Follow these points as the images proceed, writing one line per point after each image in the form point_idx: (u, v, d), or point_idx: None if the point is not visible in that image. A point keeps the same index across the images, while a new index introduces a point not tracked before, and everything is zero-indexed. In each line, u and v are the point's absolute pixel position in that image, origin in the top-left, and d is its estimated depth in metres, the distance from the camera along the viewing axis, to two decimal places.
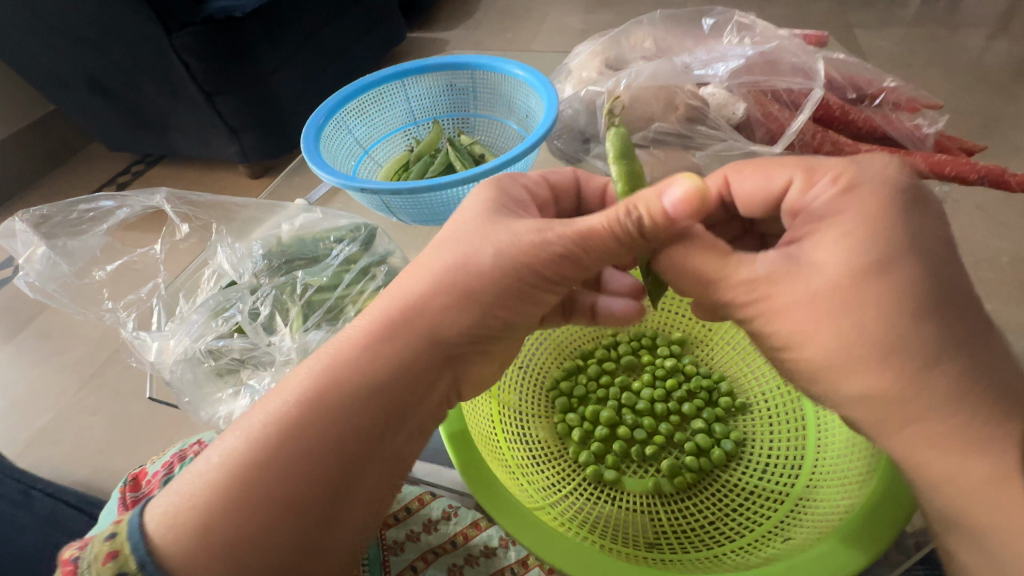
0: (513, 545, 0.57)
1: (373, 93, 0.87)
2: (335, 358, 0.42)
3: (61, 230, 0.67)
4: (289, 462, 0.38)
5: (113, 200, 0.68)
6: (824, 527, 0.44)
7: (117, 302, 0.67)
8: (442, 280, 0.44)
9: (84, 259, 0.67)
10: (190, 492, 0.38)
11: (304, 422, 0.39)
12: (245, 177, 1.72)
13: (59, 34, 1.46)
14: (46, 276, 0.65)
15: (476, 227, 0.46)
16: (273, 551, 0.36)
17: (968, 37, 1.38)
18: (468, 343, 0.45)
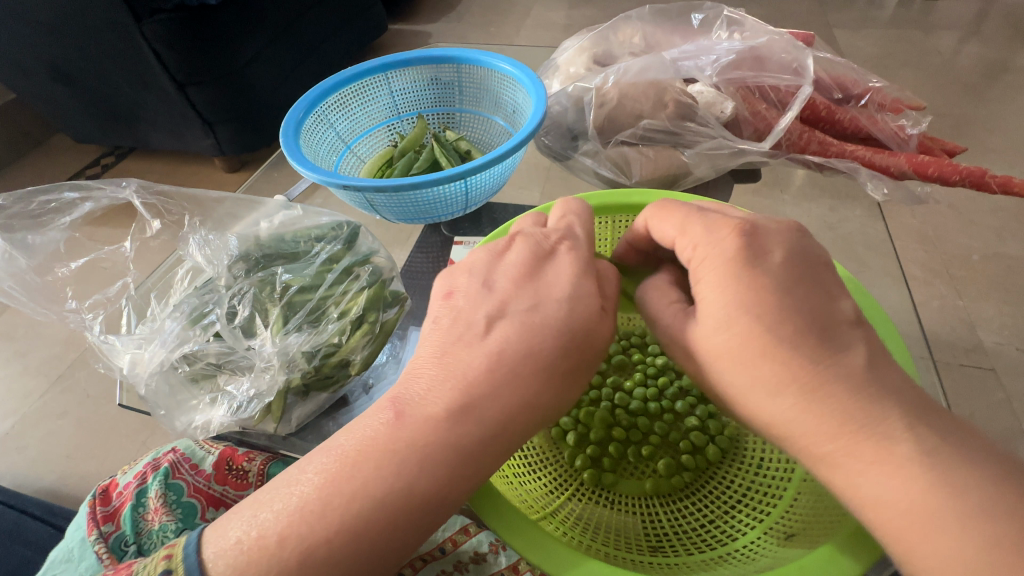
0: (503, 550, 0.56)
1: (355, 86, 0.84)
2: (389, 421, 0.38)
3: (19, 222, 0.63)
4: (340, 519, 0.35)
5: (78, 191, 0.65)
6: (825, 527, 0.43)
7: (83, 303, 0.62)
8: None
9: (44, 253, 0.63)
10: (223, 538, 0.36)
11: (344, 500, 0.35)
12: (221, 171, 1.66)
13: (19, 18, 1.38)
14: (3, 272, 0.60)
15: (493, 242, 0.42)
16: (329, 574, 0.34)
17: (941, 39, 1.41)
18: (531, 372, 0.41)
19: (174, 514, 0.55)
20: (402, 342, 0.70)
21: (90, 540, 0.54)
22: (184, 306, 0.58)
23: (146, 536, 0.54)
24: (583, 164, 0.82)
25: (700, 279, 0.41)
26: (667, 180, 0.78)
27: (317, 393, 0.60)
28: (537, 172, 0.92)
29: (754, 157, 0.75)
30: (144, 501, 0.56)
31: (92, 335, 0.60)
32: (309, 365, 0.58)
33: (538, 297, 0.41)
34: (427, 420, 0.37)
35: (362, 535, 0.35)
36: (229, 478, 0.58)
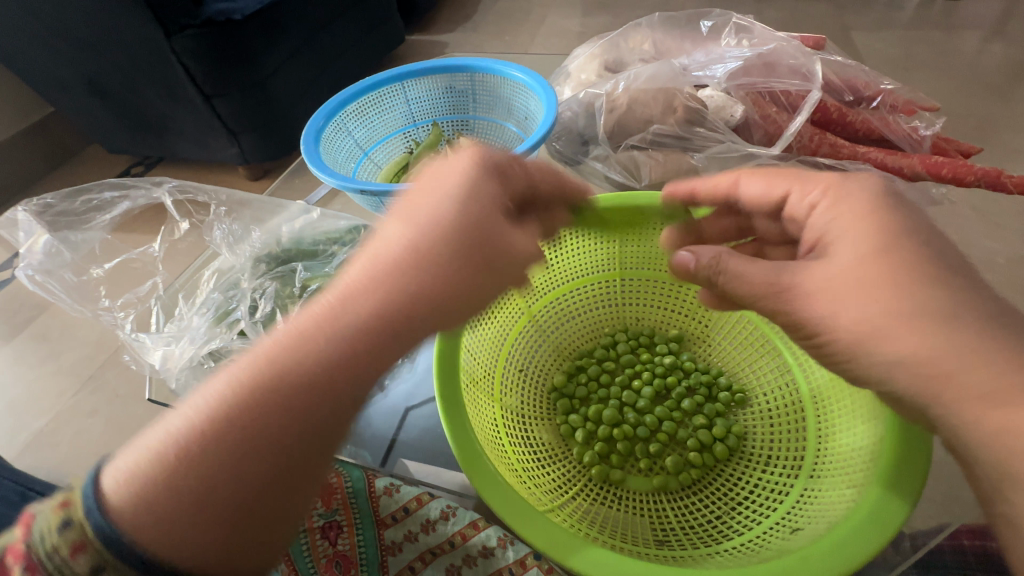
0: (511, 544, 0.57)
1: (373, 95, 0.87)
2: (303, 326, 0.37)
3: (64, 220, 0.66)
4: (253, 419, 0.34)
5: (117, 190, 0.68)
6: (830, 518, 0.44)
7: (114, 301, 0.66)
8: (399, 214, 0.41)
9: (85, 252, 0.66)
10: (125, 457, 0.33)
11: (251, 409, 0.34)
12: (245, 179, 1.73)
13: (59, 37, 1.45)
14: (48, 265, 0.64)
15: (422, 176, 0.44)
16: (233, 478, 0.32)
17: (965, 39, 1.39)
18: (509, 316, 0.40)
19: None
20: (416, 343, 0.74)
21: None
22: (212, 304, 0.62)
23: None
24: (593, 169, 0.83)
25: (837, 225, 0.44)
26: (677, 184, 0.79)
27: None
28: None
29: (764, 161, 0.75)
30: None
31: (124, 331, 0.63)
32: None
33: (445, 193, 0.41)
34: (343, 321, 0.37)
35: (275, 432, 0.34)
36: None
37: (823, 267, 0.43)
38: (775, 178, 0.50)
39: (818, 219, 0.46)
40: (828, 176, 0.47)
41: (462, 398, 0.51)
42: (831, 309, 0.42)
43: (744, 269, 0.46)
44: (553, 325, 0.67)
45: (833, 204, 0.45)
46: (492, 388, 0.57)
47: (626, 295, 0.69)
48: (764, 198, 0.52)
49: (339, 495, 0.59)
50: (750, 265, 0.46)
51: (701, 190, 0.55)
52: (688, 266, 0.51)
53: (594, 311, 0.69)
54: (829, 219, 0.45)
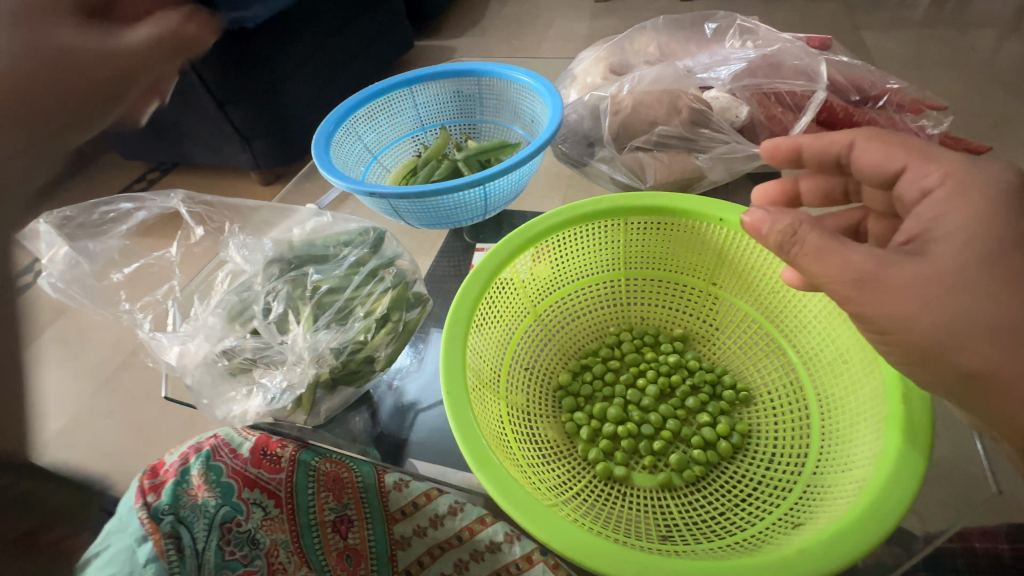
0: (518, 540, 0.57)
1: (382, 100, 0.89)
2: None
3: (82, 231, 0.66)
4: None
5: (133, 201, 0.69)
6: (833, 512, 0.44)
7: (135, 304, 0.68)
8: None
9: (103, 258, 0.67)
10: None
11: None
12: (257, 184, 1.76)
13: None
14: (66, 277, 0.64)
15: None
16: None
17: (978, 37, 1.37)
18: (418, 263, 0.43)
19: (214, 490, 0.56)
20: (424, 343, 0.75)
21: (135, 508, 0.52)
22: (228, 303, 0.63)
23: (187, 512, 0.54)
24: (599, 170, 0.84)
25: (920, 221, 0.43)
26: (682, 185, 0.79)
27: (344, 387, 0.64)
28: (558, 180, 0.95)
29: None
30: (187, 478, 0.56)
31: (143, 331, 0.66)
32: (338, 360, 0.62)
33: None
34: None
35: None
36: (265, 464, 0.59)
37: (920, 263, 0.42)
38: (894, 149, 0.47)
39: (928, 207, 0.44)
40: (953, 160, 0.44)
41: (468, 394, 0.51)
42: (913, 307, 0.41)
43: (825, 254, 0.43)
44: (559, 324, 0.68)
45: (951, 194, 0.43)
46: (497, 386, 0.58)
47: (631, 294, 0.70)
48: (877, 170, 0.48)
49: (350, 489, 0.62)
50: (835, 251, 0.43)
51: (809, 147, 0.52)
52: (762, 233, 0.46)
53: (598, 310, 0.70)
54: (942, 210, 0.43)
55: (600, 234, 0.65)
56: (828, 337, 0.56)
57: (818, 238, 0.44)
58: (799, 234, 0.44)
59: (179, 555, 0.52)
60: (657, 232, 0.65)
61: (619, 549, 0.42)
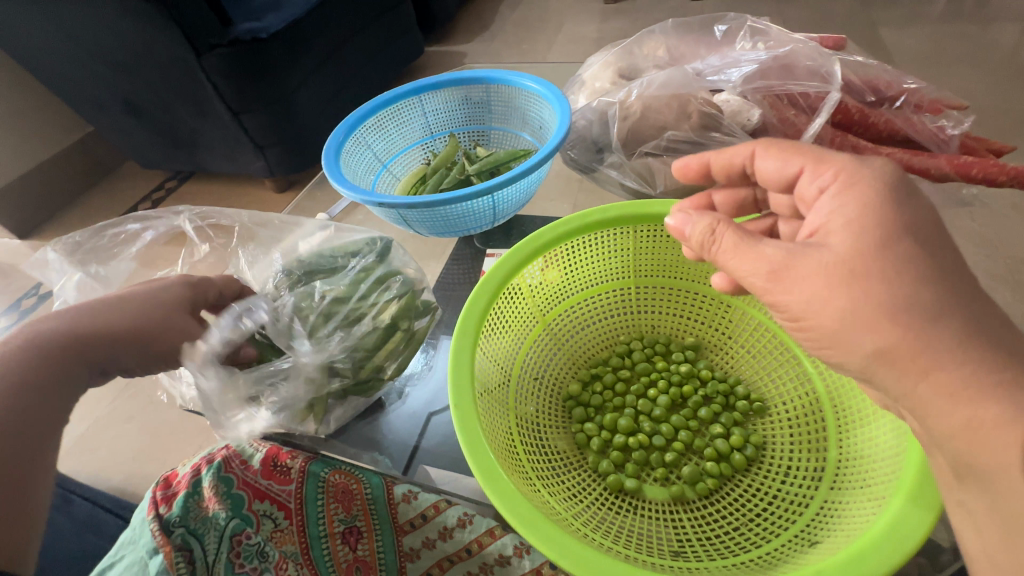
0: (527, 553, 0.60)
1: (390, 109, 0.89)
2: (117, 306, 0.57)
3: (93, 256, 0.69)
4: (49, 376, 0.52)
5: (139, 222, 0.70)
6: (850, 532, 0.43)
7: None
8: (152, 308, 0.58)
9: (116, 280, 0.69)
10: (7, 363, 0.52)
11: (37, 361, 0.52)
12: (271, 192, 1.78)
13: (97, 60, 1.53)
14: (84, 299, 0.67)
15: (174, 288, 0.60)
16: None
17: (1001, 31, 1.33)
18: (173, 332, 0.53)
19: (225, 502, 0.55)
20: (434, 348, 0.76)
21: (147, 519, 0.53)
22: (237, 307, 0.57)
23: (199, 525, 0.54)
24: (609, 176, 0.83)
25: (838, 213, 0.40)
26: (692, 190, 0.79)
27: (354, 397, 0.65)
28: (568, 186, 0.94)
29: None
30: (199, 490, 0.56)
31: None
32: (350, 371, 0.63)
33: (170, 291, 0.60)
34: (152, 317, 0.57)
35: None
36: (275, 476, 0.59)
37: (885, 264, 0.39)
38: (790, 154, 0.45)
39: (823, 203, 0.41)
40: (843, 158, 0.42)
41: (476, 407, 0.51)
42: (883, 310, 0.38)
43: (740, 249, 0.43)
44: (568, 333, 0.68)
45: (844, 190, 0.41)
46: (506, 397, 0.58)
47: (641, 303, 0.69)
48: (778, 176, 0.47)
49: (359, 501, 0.62)
50: (750, 247, 0.42)
51: (715, 163, 0.53)
52: (687, 233, 0.47)
53: (608, 319, 0.70)
54: (835, 206, 0.40)
55: (609, 243, 0.64)
56: None
57: (734, 234, 0.44)
58: (719, 233, 0.44)
59: (189, 567, 0.51)
60: (666, 241, 0.64)
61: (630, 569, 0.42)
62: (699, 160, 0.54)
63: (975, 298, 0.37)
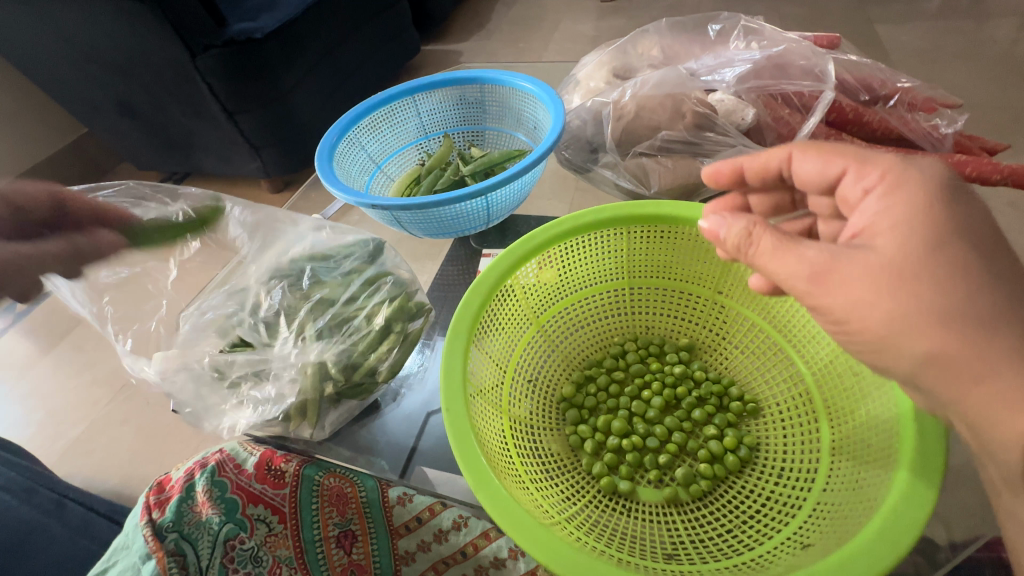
0: (521, 556, 0.65)
1: (384, 110, 0.89)
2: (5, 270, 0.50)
3: None
4: None
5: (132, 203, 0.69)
6: (842, 533, 0.43)
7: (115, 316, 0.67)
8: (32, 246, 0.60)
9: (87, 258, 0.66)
10: None
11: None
12: (267, 192, 1.77)
13: (90, 61, 1.52)
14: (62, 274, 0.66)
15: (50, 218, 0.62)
16: None
17: (997, 27, 1.33)
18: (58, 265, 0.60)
19: (219, 507, 0.55)
20: (431, 350, 0.75)
21: (140, 525, 0.53)
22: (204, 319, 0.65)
23: (192, 531, 0.53)
24: (604, 176, 0.84)
25: (887, 215, 0.40)
26: (687, 190, 0.78)
27: (348, 400, 0.64)
28: (564, 185, 0.94)
29: None
30: (192, 495, 0.55)
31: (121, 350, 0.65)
32: (342, 374, 0.62)
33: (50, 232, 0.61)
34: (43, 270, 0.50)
35: None
36: (268, 480, 0.59)
37: (875, 259, 0.39)
38: (832, 155, 0.45)
39: (868, 205, 0.42)
40: (888, 158, 0.42)
41: (468, 410, 0.51)
42: (874, 300, 0.39)
43: (780, 252, 0.42)
44: (563, 335, 0.68)
45: (890, 191, 0.41)
46: (499, 399, 0.58)
47: (635, 304, 0.69)
48: (819, 178, 0.46)
49: (353, 505, 0.64)
50: (790, 250, 0.41)
51: (749, 167, 0.51)
52: (721, 235, 0.46)
53: (602, 320, 0.70)
54: (881, 208, 0.41)
55: (603, 245, 0.64)
56: (837, 350, 0.55)
57: (774, 235, 0.43)
58: (757, 234, 0.43)
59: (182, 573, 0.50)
60: (660, 242, 0.64)
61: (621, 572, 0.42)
62: (731, 164, 0.53)
63: (967, 298, 0.37)
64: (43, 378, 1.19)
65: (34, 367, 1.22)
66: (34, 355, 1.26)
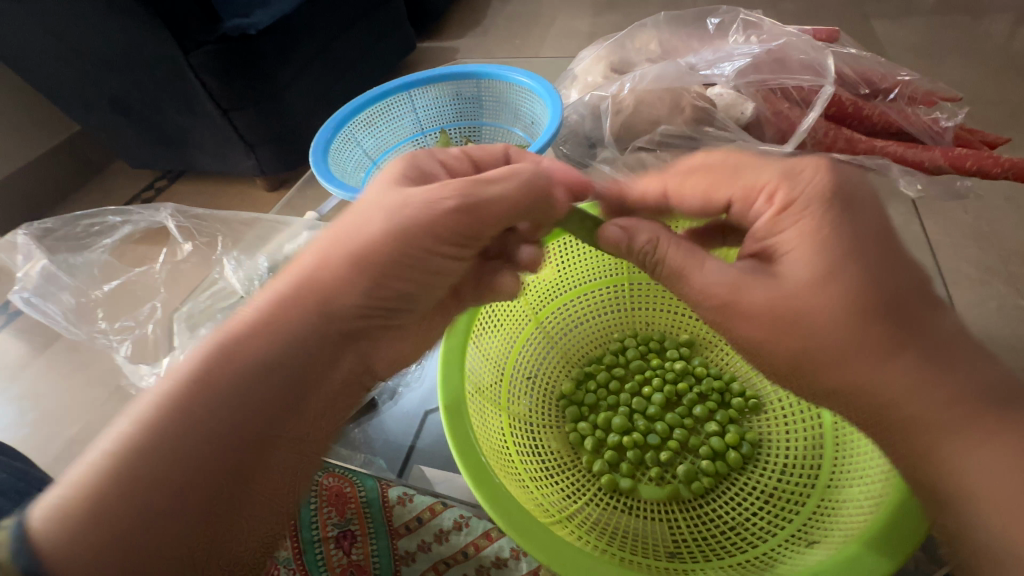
0: (524, 556, 0.57)
1: (380, 105, 0.88)
2: (274, 291, 0.40)
3: (62, 245, 0.73)
4: (187, 421, 0.34)
5: (119, 216, 0.76)
6: (847, 534, 0.43)
7: (111, 324, 0.71)
8: (351, 264, 0.41)
9: (83, 274, 0.73)
10: (60, 486, 0.32)
11: (191, 438, 0.34)
12: (262, 190, 1.74)
13: (82, 58, 1.50)
14: (51, 288, 0.70)
15: (380, 204, 0.43)
16: (168, 549, 0.32)
17: (993, 22, 1.32)
18: (369, 319, 0.43)
19: None
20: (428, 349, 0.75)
21: None
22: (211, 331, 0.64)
23: None
24: None
25: (787, 232, 0.43)
26: None
27: None
28: None
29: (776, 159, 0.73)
30: None
31: (120, 357, 0.68)
32: None
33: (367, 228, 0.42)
34: (339, 293, 0.40)
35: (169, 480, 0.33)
36: None
37: None
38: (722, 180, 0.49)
39: (764, 226, 0.45)
40: (773, 176, 0.45)
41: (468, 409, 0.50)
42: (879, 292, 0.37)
43: (686, 272, 0.46)
44: (563, 331, 0.67)
45: (783, 211, 0.44)
46: (499, 396, 0.57)
47: (635, 300, 0.69)
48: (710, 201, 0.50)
49: (353, 504, 0.60)
50: (696, 265, 0.45)
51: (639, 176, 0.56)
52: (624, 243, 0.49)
53: (603, 316, 0.69)
54: (777, 226, 0.43)
55: None
56: None
57: (676, 254, 0.46)
58: (659, 251, 0.47)
59: None
60: None
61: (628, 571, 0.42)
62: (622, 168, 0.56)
63: None
64: (38, 377, 1.10)
65: (27, 369, 1.12)
66: (27, 356, 1.16)
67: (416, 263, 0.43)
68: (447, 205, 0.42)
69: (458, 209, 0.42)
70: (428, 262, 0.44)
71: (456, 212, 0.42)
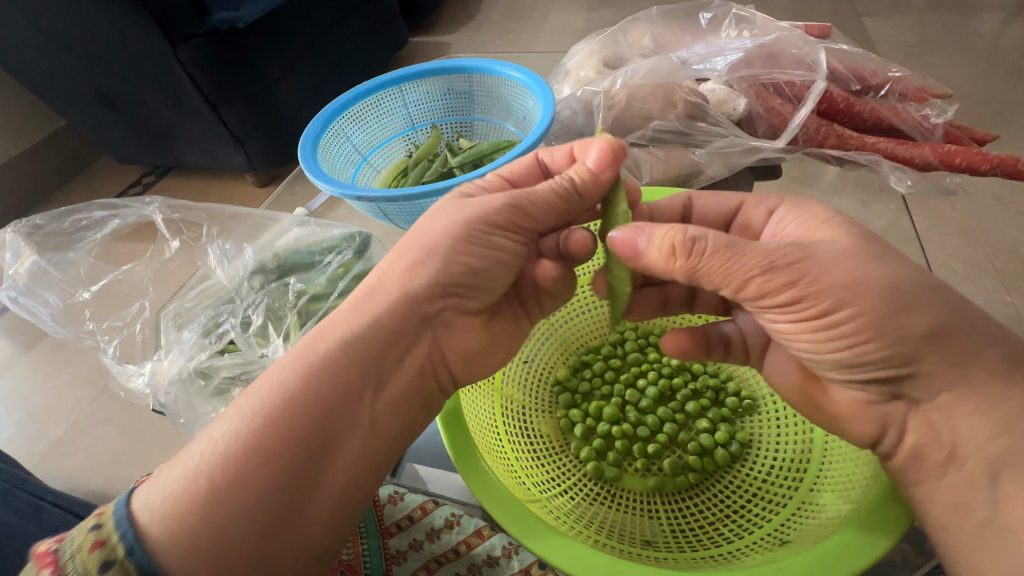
0: (516, 554, 0.55)
1: (371, 100, 0.87)
2: (360, 295, 0.46)
3: (53, 240, 0.71)
4: (277, 410, 0.40)
5: (107, 210, 0.73)
6: (831, 525, 0.44)
7: (99, 325, 0.70)
8: (423, 253, 0.46)
9: (71, 273, 0.70)
10: (158, 481, 0.38)
11: (273, 428, 0.39)
12: (251, 186, 1.71)
13: (67, 51, 1.47)
14: (43, 285, 0.69)
15: (444, 208, 0.48)
16: (236, 528, 0.36)
17: (982, 21, 1.33)
18: (445, 303, 0.46)
19: None
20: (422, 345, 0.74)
21: None
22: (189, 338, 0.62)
23: None
24: None
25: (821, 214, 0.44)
26: (679, 181, 0.76)
27: None
28: None
29: (768, 155, 0.73)
30: None
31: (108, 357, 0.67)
32: None
33: (442, 214, 0.47)
34: (400, 281, 0.45)
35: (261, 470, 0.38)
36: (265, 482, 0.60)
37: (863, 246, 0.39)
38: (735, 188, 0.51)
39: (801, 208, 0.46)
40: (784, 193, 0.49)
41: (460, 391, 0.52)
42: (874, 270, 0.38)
43: (739, 247, 0.39)
44: (562, 320, 0.67)
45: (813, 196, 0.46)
46: (494, 379, 0.57)
47: None
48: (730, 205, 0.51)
49: None
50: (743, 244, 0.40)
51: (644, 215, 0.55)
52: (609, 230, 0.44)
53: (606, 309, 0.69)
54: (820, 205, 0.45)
55: None
56: None
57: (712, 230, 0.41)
58: (696, 237, 0.40)
59: None
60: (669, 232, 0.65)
61: (601, 557, 0.42)
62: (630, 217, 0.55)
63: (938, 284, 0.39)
64: (23, 376, 1.08)
65: (10, 368, 1.10)
66: (12, 356, 1.14)
67: (465, 247, 0.45)
68: (501, 201, 0.46)
69: (510, 206, 0.46)
70: (490, 246, 0.46)
71: (509, 208, 0.46)
